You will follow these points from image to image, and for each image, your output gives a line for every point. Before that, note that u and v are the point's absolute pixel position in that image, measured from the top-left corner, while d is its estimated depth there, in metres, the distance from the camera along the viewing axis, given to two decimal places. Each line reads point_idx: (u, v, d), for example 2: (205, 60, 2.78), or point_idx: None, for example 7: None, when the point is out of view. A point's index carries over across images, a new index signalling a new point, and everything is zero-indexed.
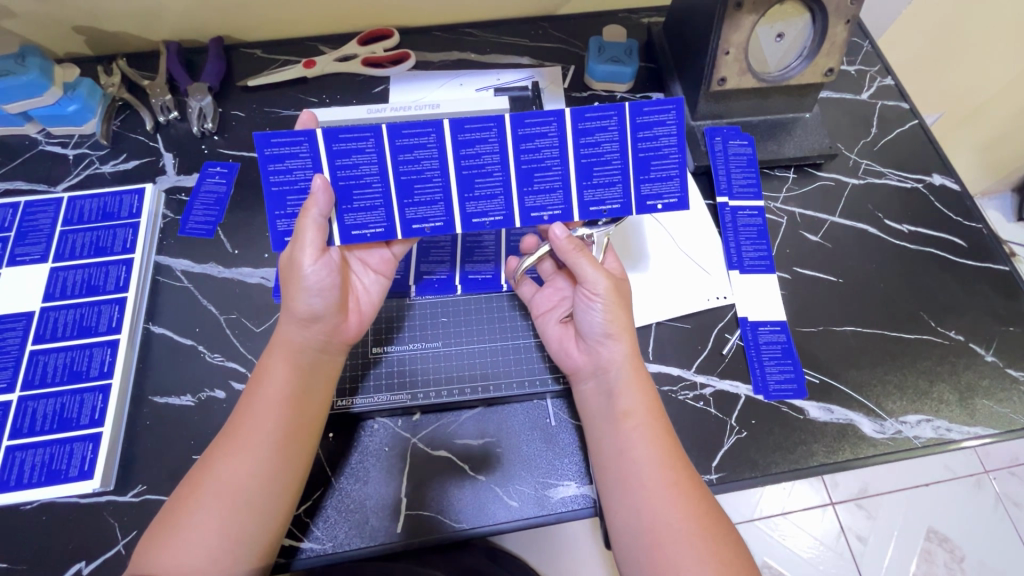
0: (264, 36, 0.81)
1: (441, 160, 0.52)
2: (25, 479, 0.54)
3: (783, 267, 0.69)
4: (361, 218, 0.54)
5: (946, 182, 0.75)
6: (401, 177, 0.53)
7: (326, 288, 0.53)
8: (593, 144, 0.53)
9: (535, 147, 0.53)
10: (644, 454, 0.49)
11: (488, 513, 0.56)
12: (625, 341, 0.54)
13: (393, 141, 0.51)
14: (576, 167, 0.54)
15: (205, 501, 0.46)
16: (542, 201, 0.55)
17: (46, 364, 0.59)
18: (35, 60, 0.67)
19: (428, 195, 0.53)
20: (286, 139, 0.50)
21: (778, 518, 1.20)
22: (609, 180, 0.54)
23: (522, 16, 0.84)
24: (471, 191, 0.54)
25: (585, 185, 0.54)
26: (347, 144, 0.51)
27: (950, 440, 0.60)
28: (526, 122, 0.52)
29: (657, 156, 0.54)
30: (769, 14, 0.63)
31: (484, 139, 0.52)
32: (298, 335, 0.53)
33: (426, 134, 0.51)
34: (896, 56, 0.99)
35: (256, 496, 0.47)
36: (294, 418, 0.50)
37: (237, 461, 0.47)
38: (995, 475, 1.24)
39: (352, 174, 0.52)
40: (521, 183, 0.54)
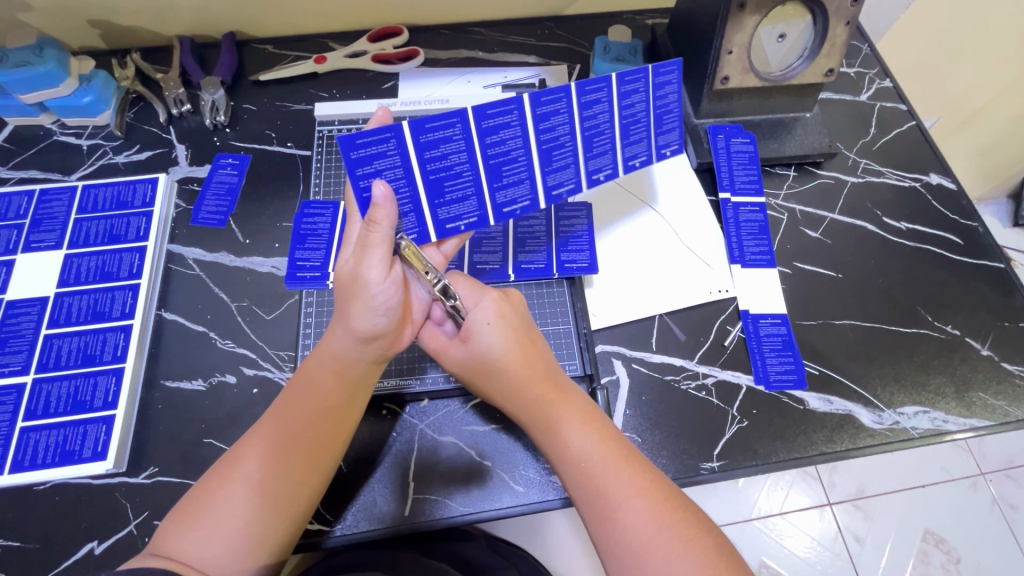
0: (276, 32, 0.83)
1: (524, 138, 0.54)
2: (38, 460, 0.55)
3: (784, 262, 0.70)
4: (454, 211, 0.56)
5: (943, 182, 0.76)
6: (488, 160, 0.54)
7: (392, 307, 0.52)
8: (630, 107, 0.56)
9: (594, 114, 0.55)
10: (603, 467, 0.49)
11: (493, 498, 0.57)
12: (520, 360, 0.53)
13: (478, 124, 0.52)
14: (622, 127, 0.57)
15: (236, 496, 0.47)
16: (599, 163, 0.59)
17: (61, 348, 0.60)
18: (53, 51, 0.68)
19: (515, 175, 0.56)
20: (373, 139, 0.49)
21: (776, 518, 1.21)
22: (642, 135, 0.58)
23: (529, 16, 0.86)
24: (549, 164, 0.57)
25: (628, 144, 0.58)
26: (434, 134, 0.51)
27: (946, 431, 0.61)
28: (587, 90, 0.53)
29: (666, 112, 0.58)
30: (771, 15, 0.65)
31: (558, 112, 0.53)
32: (353, 349, 0.52)
33: (508, 112, 0.52)
34: (896, 61, 1.01)
35: (287, 497, 0.48)
36: (334, 424, 0.51)
37: (273, 459, 0.48)
38: (991, 477, 1.26)
39: (441, 165, 0.53)
40: (585, 149, 0.57)
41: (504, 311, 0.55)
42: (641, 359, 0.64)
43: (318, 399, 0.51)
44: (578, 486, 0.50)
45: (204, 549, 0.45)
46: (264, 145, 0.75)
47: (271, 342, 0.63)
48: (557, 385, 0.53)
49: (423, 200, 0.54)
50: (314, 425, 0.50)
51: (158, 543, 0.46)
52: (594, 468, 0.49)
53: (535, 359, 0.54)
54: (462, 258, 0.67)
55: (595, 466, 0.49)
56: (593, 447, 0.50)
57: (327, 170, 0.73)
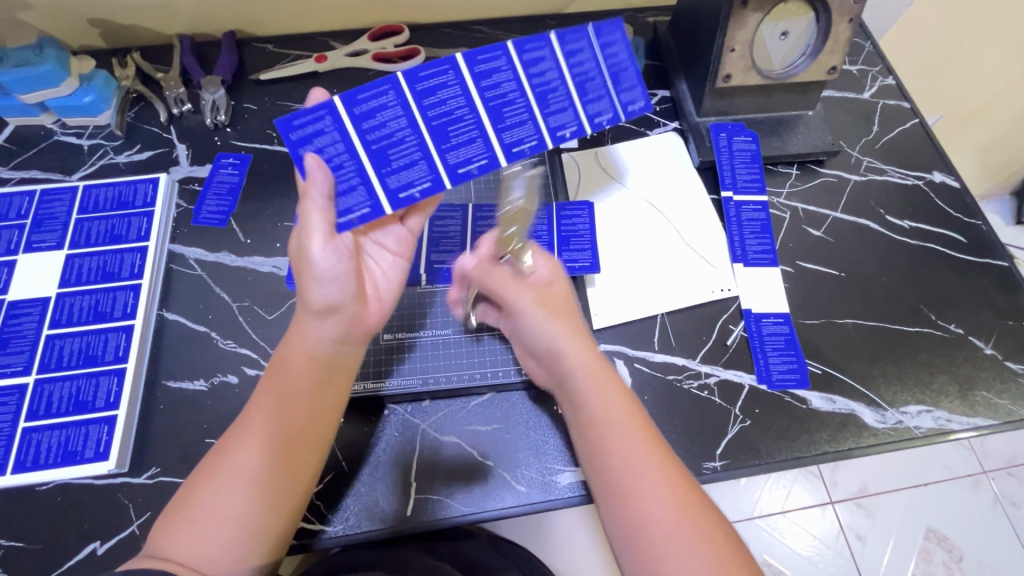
0: (276, 31, 0.83)
1: (466, 98, 0.52)
2: (41, 460, 0.55)
3: (786, 260, 0.70)
4: (405, 177, 0.53)
5: (946, 180, 0.76)
6: (432, 123, 0.52)
7: (339, 275, 0.50)
8: (579, 65, 0.54)
9: (540, 71, 0.53)
10: (622, 453, 0.49)
11: (495, 498, 0.57)
12: (567, 343, 0.54)
13: (413, 87, 0.51)
14: (575, 83, 0.54)
15: (228, 496, 0.46)
16: (561, 120, 0.55)
17: (63, 349, 0.60)
18: (52, 51, 0.68)
19: (464, 134, 0.53)
20: (307, 118, 0.49)
21: (778, 517, 1.21)
22: (600, 91, 0.55)
23: (530, 14, 0.86)
24: (501, 122, 0.54)
25: (586, 100, 0.55)
26: (367, 104, 0.50)
27: (949, 430, 0.61)
28: (526, 48, 0.52)
29: (621, 71, 0.55)
30: (774, 12, 0.64)
31: (498, 68, 0.52)
32: (313, 326, 0.50)
33: (444, 73, 0.51)
34: (899, 58, 1.01)
35: (277, 493, 0.48)
36: (314, 414, 0.50)
37: (262, 457, 0.47)
38: (994, 475, 1.25)
39: (382, 133, 0.51)
40: (540, 106, 0.54)
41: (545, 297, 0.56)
42: (644, 359, 0.64)
43: (297, 389, 0.50)
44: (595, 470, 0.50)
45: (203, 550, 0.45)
46: (265, 144, 0.75)
47: (273, 342, 0.63)
48: (590, 365, 0.53)
49: (370, 171, 0.52)
50: (296, 418, 0.49)
51: (156, 546, 0.45)
52: (612, 455, 0.49)
53: (584, 339, 0.55)
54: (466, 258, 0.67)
55: (612, 451, 0.49)
56: (613, 433, 0.50)
57: None
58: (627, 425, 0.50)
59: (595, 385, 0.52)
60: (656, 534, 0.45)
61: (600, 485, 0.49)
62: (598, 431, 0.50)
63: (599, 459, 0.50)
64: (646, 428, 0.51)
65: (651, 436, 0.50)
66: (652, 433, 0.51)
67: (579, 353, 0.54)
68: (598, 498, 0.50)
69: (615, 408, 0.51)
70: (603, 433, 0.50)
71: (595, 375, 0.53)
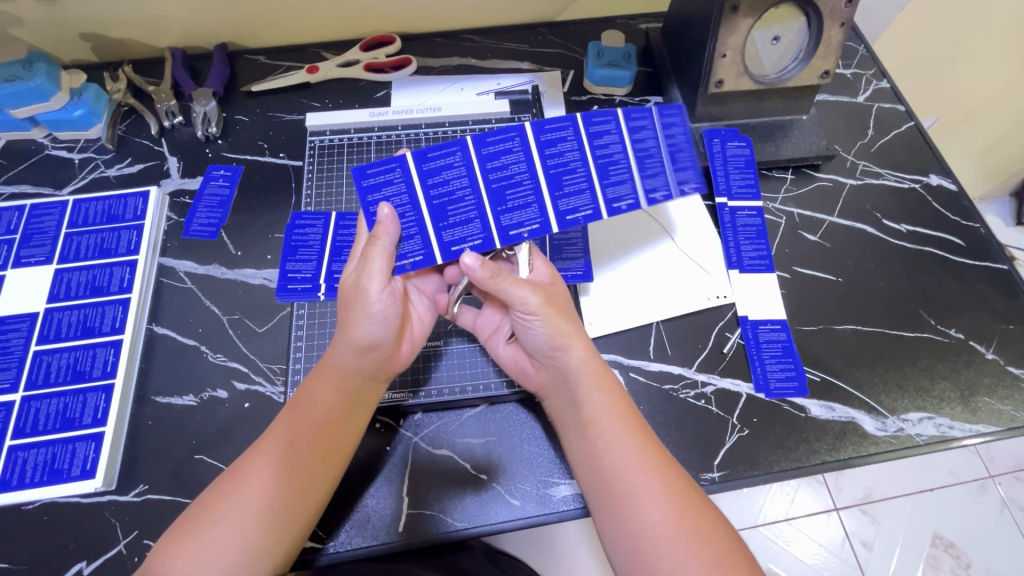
0: (268, 42, 0.83)
1: (526, 164, 0.53)
2: (27, 479, 0.54)
3: (783, 266, 0.69)
4: (458, 233, 0.53)
5: (943, 183, 0.75)
6: (491, 185, 0.53)
7: (389, 317, 0.53)
8: (661, 137, 0.54)
9: (606, 142, 0.53)
10: (620, 458, 0.49)
11: (489, 513, 0.56)
12: (571, 348, 0.53)
13: (479, 151, 0.52)
14: (651, 156, 0.54)
15: (232, 528, 0.46)
16: (621, 192, 0.54)
17: (50, 365, 0.59)
18: (43, 65, 0.68)
19: (520, 200, 0.53)
20: (380, 168, 0.52)
21: (782, 524, 1.19)
22: (685, 164, 0.54)
23: (522, 22, 0.86)
24: (559, 189, 0.53)
25: (661, 170, 0.54)
26: (436, 162, 0.52)
27: (952, 437, 0.60)
28: (594, 120, 0.53)
29: None
30: (764, 19, 0.64)
31: (562, 138, 0.52)
32: (352, 360, 0.53)
33: (508, 139, 0.52)
34: (894, 61, 1.00)
35: (286, 527, 0.47)
36: (336, 447, 0.51)
37: (277, 483, 0.48)
38: (1001, 480, 1.23)
39: (444, 191, 0.53)
40: (600, 177, 0.53)
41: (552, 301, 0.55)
42: (639, 368, 0.63)
43: (319, 413, 0.51)
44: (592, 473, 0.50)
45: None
46: (256, 156, 0.74)
47: (262, 355, 0.62)
48: (592, 364, 0.53)
49: (429, 225, 0.53)
50: (314, 447, 0.50)
51: (152, 562, 0.45)
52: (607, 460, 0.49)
53: (587, 340, 0.55)
54: None
55: (609, 455, 0.49)
56: (610, 434, 0.50)
57: (320, 181, 0.72)
58: (621, 426, 0.50)
59: (593, 384, 0.52)
60: (659, 539, 0.45)
61: (597, 491, 0.49)
62: (597, 434, 0.51)
63: (597, 465, 0.50)
64: (639, 429, 0.51)
65: (648, 438, 0.51)
66: (646, 432, 0.51)
67: (585, 352, 0.54)
68: (595, 504, 0.50)
69: (611, 410, 0.51)
70: (601, 437, 0.50)
71: (594, 381, 0.53)
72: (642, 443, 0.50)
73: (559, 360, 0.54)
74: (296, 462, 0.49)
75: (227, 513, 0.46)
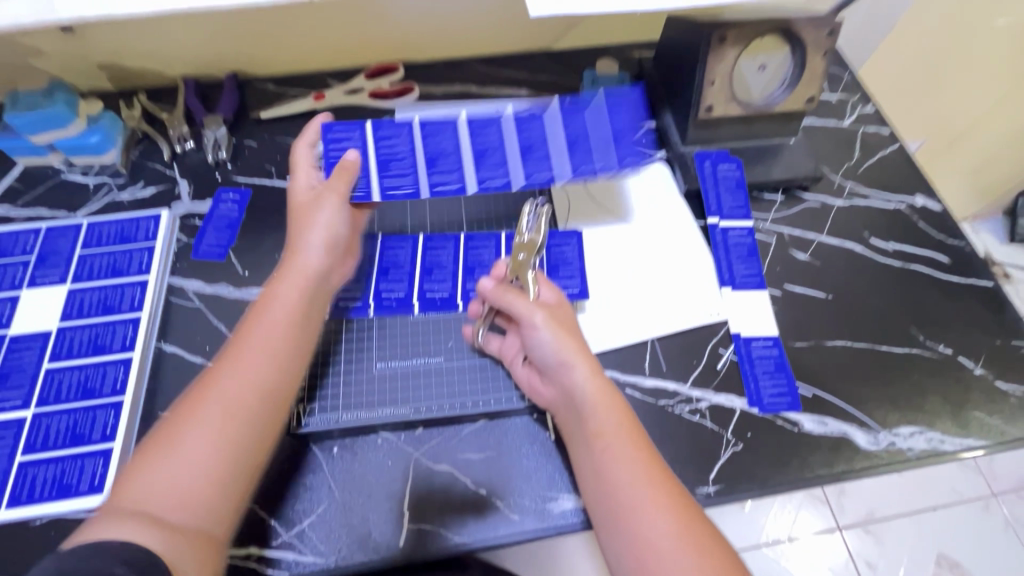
0: (277, 71, 0.86)
1: (455, 142, 0.66)
2: (36, 494, 0.55)
3: (774, 284, 0.71)
4: (394, 181, 0.64)
5: (929, 203, 0.78)
6: (425, 151, 0.66)
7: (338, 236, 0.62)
8: (571, 129, 0.67)
9: (527, 128, 0.67)
10: (622, 469, 0.50)
11: (489, 527, 0.57)
12: (576, 363, 0.55)
13: (420, 129, 0.67)
14: (563, 141, 0.67)
15: (205, 437, 0.44)
16: (533, 169, 0.65)
17: (62, 382, 0.61)
18: (62, 94, 0.71)
19: (447, 167, 0.66)
20: (343, 129, 0.66)
21: (784, 544, 1.19)
22: (586, 151, 0.66)
23: (520, 51, 0.90)
24: (481, 164, 0.66)
25: (570, 155, 0.67)
26: (386, 133, 0.66)
27: (943, 451, 0.61)
28: (521, 117, 0.68)
29: (621, 133, 0.67)
30: (751, 48, 0.68)
31: (489, 125, 0.67)
32: (314, 261, 0.59)
33: (443, 128, 0.66)
34: (880, 86, 1.04)
35: (267, 411, 0.48)
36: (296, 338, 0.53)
37: (248, 384, 0.48)
38: (1003, 498, 1.23)
39: (389, 150, 0.65)
40: (517, 154, 0.66)
41: (557, 317, 0.58)
42: (635, 384, 0.64)
43: (277, 324, 0.52)
44: (597, 484, 0.51)
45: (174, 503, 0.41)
46: (263, 179, 0.77)
47: None
48: (595, 378, 0.55)
49: (374, 174, 0.65)
50: (275, 344, 0.51)
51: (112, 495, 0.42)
52: (611, 470, 0.50)
53: (593, 357, 0.57)
54: (457, 287, 0.68)
55: (614, 467, 0.50)
56: (614, 447, 0.51)
57: None
58: (625, 439, 0.52)
59: (598, 397, 0.54)
60: (661, 553, 0.45)
61: (603, 505, 0.50)
62: (601, 446, 0.52)
63: (601, 477, 0.51)
64: (643, 442, 0.52)
65: (651, 452, 0.51)
66: (650, 448, 0.52)
67: (582, 360, 0.55)
68: (601, 519, 0.50)
69: (619, 424, 0.53)
70: (605, 449, 0.51)
71: (600, 394, 0.54)
72: (646, 458, 0.51)
73: (567, 375, 0.55)
74: (261, 368, 0.49)
75: (197, 430, 0.45)
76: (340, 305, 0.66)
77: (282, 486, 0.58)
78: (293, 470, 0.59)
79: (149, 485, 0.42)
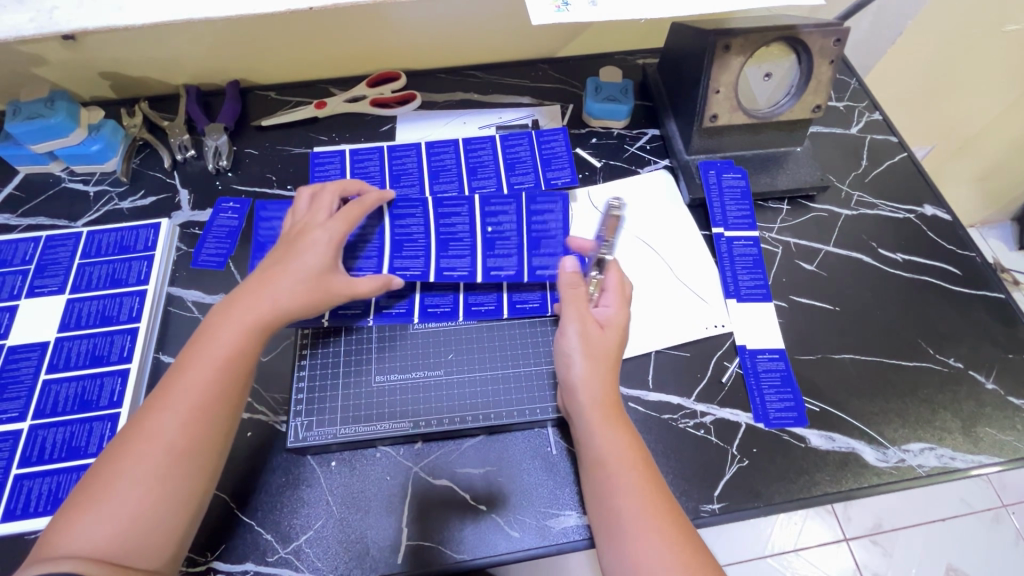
0: (279, 80, 0.86)
1: (418, 161, 0.77)
2: (31, 508, 0.55)
3: (780, 295, 0.70)
4: None
5: (938, 213, 0.76)
6: (392, 170, 0.76)
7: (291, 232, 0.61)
8: (514, 151, 0.78)
9: (478, 154, 0.78)
10: (622, 498, 0.49)
11: (488, 545, 0.56)
12: (579, 372, 0.56)
13: (390, 153, 0.78)
14: (506, 162, 0.77)
15: (144, 474, 0.45)
16: (483, 184, 0.76)
17: (58, 394, 0.60)
18: (64, 103, 0.71)
19: (409, 182, 0.76)
20: (326, 156, 0.78)
21: (791, 555, 1.16)
22: (528, 171, 0.76)
23: (523, 59, 0.89)
24: (437, 180, 0.76)
25: (512, 174, 0.76)
26: (362, 156, 0.77)
27: (954, 468, 0.60)
28: (472, 142, 0.78)
29: (555, 157, 0.77)
30: (757, 56, 0.67)
31: (446, 150, 0.78)
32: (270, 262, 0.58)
33: (409, 151, 0.78)
34: (887, 92, 1.03)
35: (210, 429, 0.48)
36: (245, 371, 0.52)
37: (187, 423, 0.47)
38: (1014, 510, 1.20)
39: (362, 170, 0.76)
40: (469, 174, 0.76)
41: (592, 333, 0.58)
42: (638, 398, 0.63)
43: (223, 348, 0.51)
44: (597, 512, 0.50)
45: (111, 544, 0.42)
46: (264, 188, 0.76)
47: (267, 385, 0.63)
48: (599, 403, 0.54)
49: None
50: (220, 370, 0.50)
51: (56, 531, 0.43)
52: (610, 499, 0.50)
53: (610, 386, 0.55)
54: (458, 300, 0.67)
55: (613, 495, 0.49)
56: (618, 476, 0.50)
57: None
58: (631, 467, 0.51)
59: (601, 427, 0.53)
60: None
61: (603, 530, 0.49)
62: (602, 475, 0.51)
63: (601, 505, 0.50)
64: (647, 470, 0.51)
65: (655, 483, 0.50)
66: (656, 478, 0.51)
67: (594, 386, 0.55)
68: (601, 542, 0.49)
69: (621, 453, 0.51)
70: (606, 477, 0.51)
71: (602, 422, 0.53)
72: (649, 488, 0.50)
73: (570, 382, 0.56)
74: (204, 406, 0.48)
75: (134, 466, 0.45)
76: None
77: (281, 501, 0.57)
78: (291, 484, 0.58)
79: (94, 520, 0.43)
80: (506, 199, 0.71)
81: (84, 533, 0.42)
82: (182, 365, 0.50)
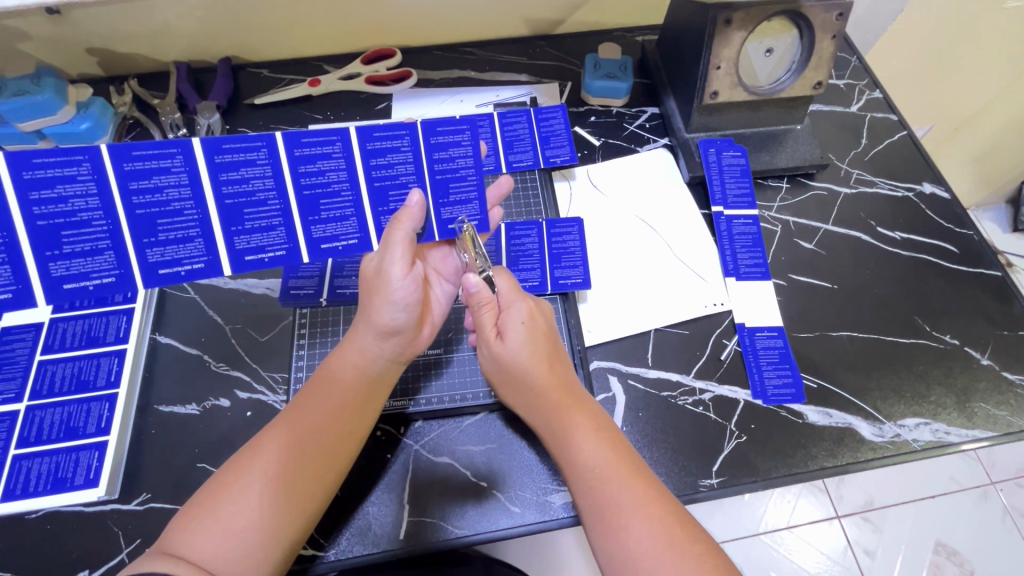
0: (272, 57, 0.84)
1: None
2: (31, 488, 0.54)
3: (779, 274, 0.70)
4: None
5: (936, 191, 0.76)
6: None
7: (410, 303, 0.55)
8: (512, 128, 0.73)
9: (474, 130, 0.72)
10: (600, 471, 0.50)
11: (489, 519, 0.56)
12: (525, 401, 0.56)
13: None
14: (503, 141, 0.73)
15: (251, 499, 0.46)
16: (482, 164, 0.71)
17: (55, 374, 0.60)
18: (51, 80, 0.69)
19: None
20: None
21: (783, 532, 1.19)
22: (527, 149, 0.73)
23: (520, 35, 0.88)
24: None
25: (511, 153, 0.72)
26: None
27: (949, 442, 0.61)
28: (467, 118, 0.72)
29: (554, 135, 0.73)
30: (758, 31, 0.66)
31: None
32: (375, 345, 0.55)
33: None
34: (888, 70, 1.03)
35: (317, 466, 0.50)
36: (352, 419, 0.53)
37: (291, 456, 0.49)
38: (1002, 487, 1.23)
39: None
40: None
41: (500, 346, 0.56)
42: (638, 375, 0.63)
43: (339, 393, 0.53)
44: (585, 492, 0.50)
45: (211, 563, 0.43)
46: None
47: (266, 364, 0.63)
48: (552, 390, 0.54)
49: None
50: (334, 425, 0.52)
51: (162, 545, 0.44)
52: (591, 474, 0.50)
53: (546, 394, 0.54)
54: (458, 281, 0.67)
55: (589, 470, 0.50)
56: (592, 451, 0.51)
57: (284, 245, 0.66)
58: (605, 448, 0.51)
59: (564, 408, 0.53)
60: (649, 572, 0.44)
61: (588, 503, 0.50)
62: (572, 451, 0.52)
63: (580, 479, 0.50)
64: (620, 450, 0.51)
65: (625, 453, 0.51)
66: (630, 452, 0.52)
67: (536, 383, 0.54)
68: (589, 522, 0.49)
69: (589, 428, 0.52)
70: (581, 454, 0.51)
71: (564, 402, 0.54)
72: (632, 472, 0.49)
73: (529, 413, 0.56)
74: (312, 450, 0.50)
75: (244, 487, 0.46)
76: (160, 273, 0.53)
77: None
78: None
79: (203, 538, 0.44)
80: (248, 142, 0.50)
81: (193, 542, 0.44)
82: (303, 401, 0.53)
